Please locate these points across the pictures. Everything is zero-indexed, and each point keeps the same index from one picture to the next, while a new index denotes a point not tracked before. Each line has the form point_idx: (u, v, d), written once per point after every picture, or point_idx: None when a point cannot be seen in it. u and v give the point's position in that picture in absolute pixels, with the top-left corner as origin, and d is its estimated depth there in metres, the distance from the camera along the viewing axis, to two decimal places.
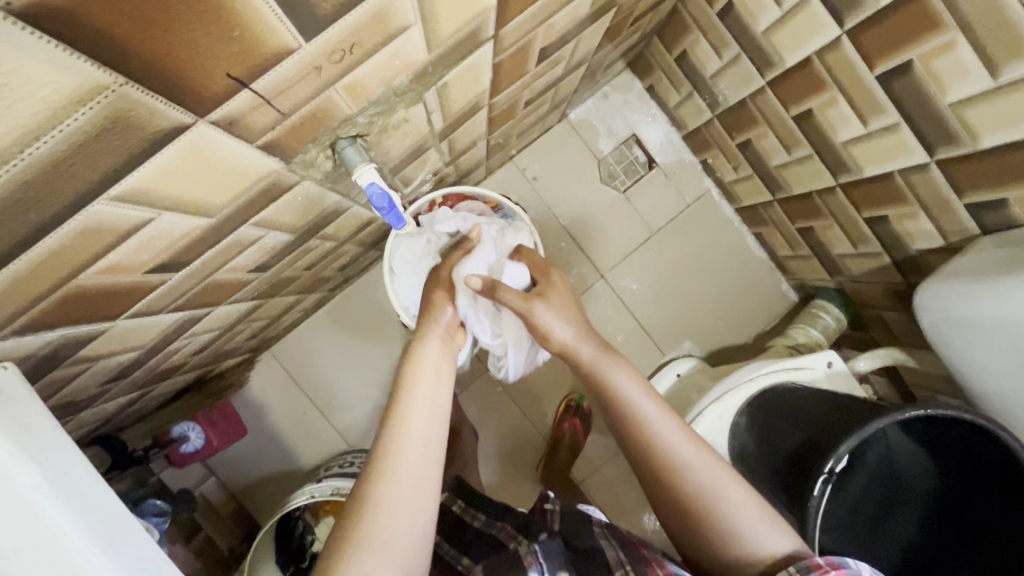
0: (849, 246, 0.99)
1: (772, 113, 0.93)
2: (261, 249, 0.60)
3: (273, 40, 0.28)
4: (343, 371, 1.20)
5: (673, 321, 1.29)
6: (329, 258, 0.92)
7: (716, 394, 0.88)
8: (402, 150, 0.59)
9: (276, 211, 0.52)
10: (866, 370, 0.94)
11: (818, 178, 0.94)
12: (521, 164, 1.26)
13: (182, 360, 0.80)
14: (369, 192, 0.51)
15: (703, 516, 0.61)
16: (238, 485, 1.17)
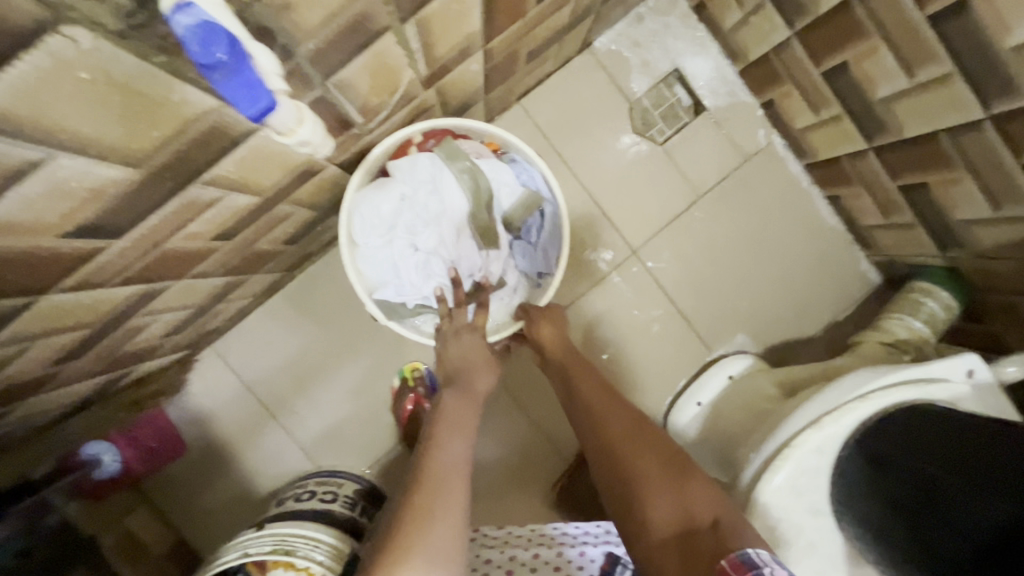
0: (988, 209, 0.72)
1: (894, 16, 0.65)
2: (78, 200, 0.33)
3: None
4: (307, 372, 0.96)
5: (723, 309, 1.02)
6: (265, 227, 0.64)
7: (811, 416, 0.62)
8: (321, 13, 0.33)
9: (46, 105, 0.25)
10: (1012, 378, 0.67)
11: (954, 111, 0.67)
12: (531, 109, 0.98)
13: (37, 374, 0.54)
14: (185, 31, 0.24)
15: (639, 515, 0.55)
16: (177, 515, 0.94)
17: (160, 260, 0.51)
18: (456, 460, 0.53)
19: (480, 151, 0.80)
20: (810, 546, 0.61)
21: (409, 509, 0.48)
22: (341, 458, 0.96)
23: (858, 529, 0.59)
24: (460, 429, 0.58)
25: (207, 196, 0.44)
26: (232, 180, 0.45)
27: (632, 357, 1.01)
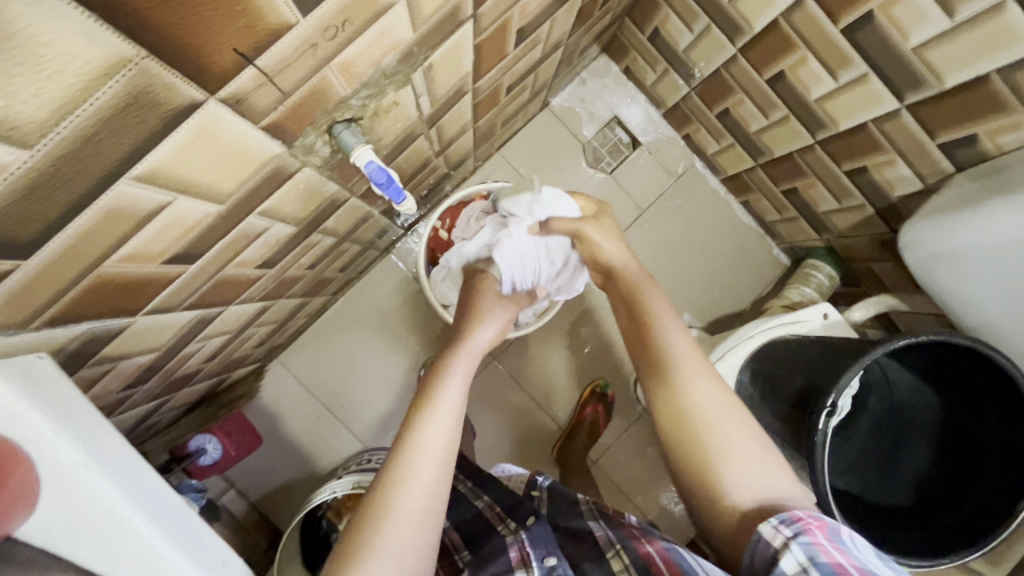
0: (834, 202, 1.02)
1: (747, 80, 0.96)
2: (266, 244, 0.59)
3: (273, 15, 0.30)
4: (352, 372, 1.22)
5: (671, 294, 1.31)
6: (331, 257, 0.89)
7: (718, 354, 0.91)
8: (393, 137, 0.61)
9: (279, 200, 0.52)
10: (862, 319, 0.95)
11: (797, 138, 0.97)
12: (508, 155, 1.29)
13: (195, 367, 0.80)
14: (370, 173, 0.52)
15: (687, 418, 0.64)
16: (259, 495, 1.19)
17: (278, 282, 0.77)
18: (429, 470, 0.58)
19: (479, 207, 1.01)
20: None
21: (377, 495, 0.56)
22: (384, 439, 1.22)
23: None
24: (443, 404, 0.62)
25: (315, 238, 0.72)
26: (328, 227, 0.73)
27: (605, 337, 1.29)
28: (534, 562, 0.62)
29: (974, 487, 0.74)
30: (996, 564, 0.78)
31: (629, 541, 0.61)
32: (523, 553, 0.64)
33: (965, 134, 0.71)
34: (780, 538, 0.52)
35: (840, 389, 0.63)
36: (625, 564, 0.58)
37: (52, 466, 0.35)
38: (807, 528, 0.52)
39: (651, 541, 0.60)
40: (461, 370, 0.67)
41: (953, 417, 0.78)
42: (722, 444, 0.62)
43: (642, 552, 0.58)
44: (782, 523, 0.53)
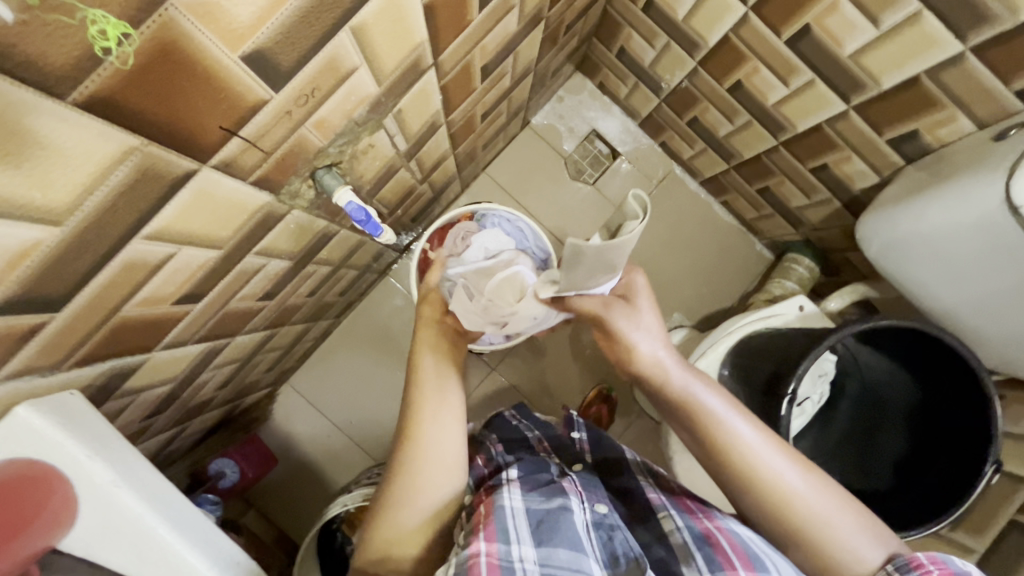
0: (804, 198, 1.06)
1: (709, 89, 1.01)
2: (266, 277, 0.65)
3: (251, 95, 0.36)
4: (358, 391, 1.28)
5: (661, 295, 1.35)
6: (329, 283, 0.95)
7: (700, 351, 0.94)
8: (373, 173, 0.67)
9: (273, 239, 0.58)
10: (838, 309, 0.99)
11: (761, 140, 1.01)
12: (494, 174, 1.35)
13: (208, 395, 0.86)
14: (351, 211, 0.58)
15: (763, 484, 0.59)
16: (277, 514, 1.24)
17: (279, 311, 0.83)
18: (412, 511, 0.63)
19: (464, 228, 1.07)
20: None
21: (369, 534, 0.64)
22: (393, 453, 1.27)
23: None
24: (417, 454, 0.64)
25: (310, 268, 0.78)
26: (322, 257, 0.79)
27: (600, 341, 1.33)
28: (587, 501, 0.62)
29: (938, 461, 0.77)
30: (980, 535, 0.81)
31: (683, 509, 0.63)
32: (578, 489, 0.63)
33: (908, 129, 0.76)
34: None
35: (799, 376, 0.73)
36: (677, 523, 0.61)
37: (87, 486, 0.42)
38: (922, 572, 0.52)
39: (708, 516, 0.61)
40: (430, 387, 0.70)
41: (926, 399, 0.80)
42: (828, 526, 0.57)
43: (699, 525, 0.60)
44: (897, 568, 0.55)
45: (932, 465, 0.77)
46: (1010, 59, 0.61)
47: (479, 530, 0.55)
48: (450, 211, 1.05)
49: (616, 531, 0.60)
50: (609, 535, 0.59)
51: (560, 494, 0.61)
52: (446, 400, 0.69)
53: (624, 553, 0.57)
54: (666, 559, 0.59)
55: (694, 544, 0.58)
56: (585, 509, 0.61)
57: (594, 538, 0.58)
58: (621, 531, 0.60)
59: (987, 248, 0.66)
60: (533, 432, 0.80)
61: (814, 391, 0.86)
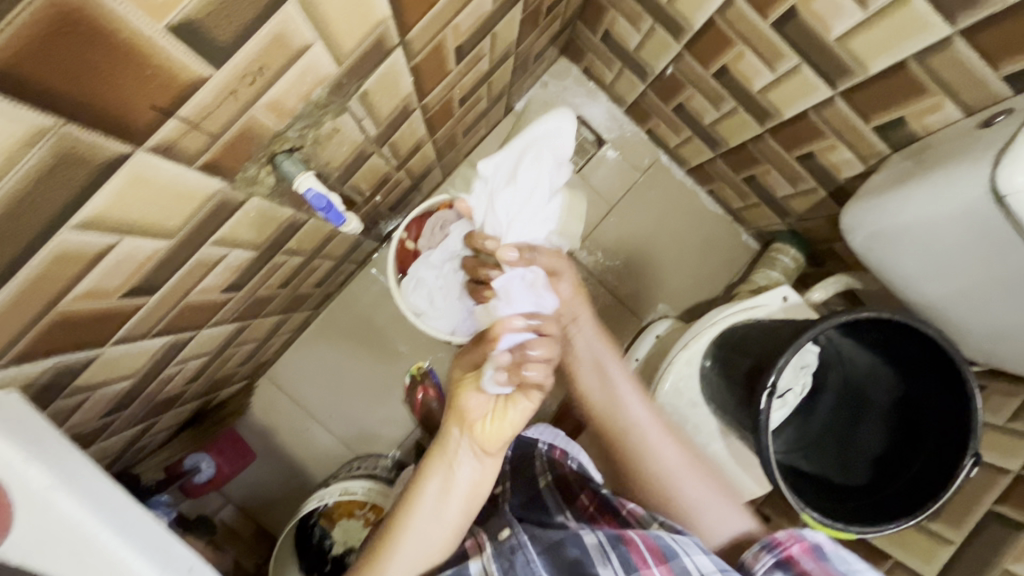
0: (790, 187, 1.04)
1: (694, 75, 0.98)
2: (228, 268, 0.62)
3: (184, 72, 0.33)
4: (339, 384, 1.25)
5: (646, 285, 1.33)
6: (302, 274, 0.92)
7: (682, 343, 0.95)
8: (341, 159, 0.64)
9: (232, 228, 0.55)
10: (822, 300, 0.98)
11: (747, 128, 0.99)
12: (476, 161, 1.32)
13: (177, 390, 0.84)
14: (313, 199, 0.55)
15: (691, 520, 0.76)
16: (256, 508, 1.22)
17: (249, 303, 0.80)
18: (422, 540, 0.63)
19: (443, 218, 1.04)
20: (696, 428, 0.94)
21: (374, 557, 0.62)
22: (372, 446, 1.25)
23: (713, 407, 0.90)
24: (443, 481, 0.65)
25: (279, 259, 0.75)
26: (292, 247, 0.76)
27: None
28: (489, 543, 0.68)
29: (919, 457, 0.76)
30: (959, 526, 0.81)
31: (595, 526, 0.70)
32: (478, 544, 0.69)
33: (895, 116, 0.74)
34: (762, 564, 0.62)
35: (778, 369, 0.71)
36: (597, 535, 0.66)
37: (24, 492, 0.39)
38: (790, 557, 0.61)
39: (626, 530, 0.67)
40: (434, 485, 0.65)
41: (908, 395, 0.79)
42: (677, 481, 0.77)
43: (616, 529, 0.67)
44: (764, 548, 0.63)
45: (911, 461, 0.77)
46: (999, 43, 0.59)
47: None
48: (430, 199, 1.02)
49: (527, 557, 0.63)
50: (515, 559, 0.65)
51: (458, 560, 0.66)
52: (450, 500, 0.65)
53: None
54: (581, 559, 0.64)
55: (607, 546, 0.64)
56: (488, 555, 0.66)
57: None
58: (524, 551, 0.65)
59: (971, 240, 0.65)
60: None
61: (796, 382, 0.85)
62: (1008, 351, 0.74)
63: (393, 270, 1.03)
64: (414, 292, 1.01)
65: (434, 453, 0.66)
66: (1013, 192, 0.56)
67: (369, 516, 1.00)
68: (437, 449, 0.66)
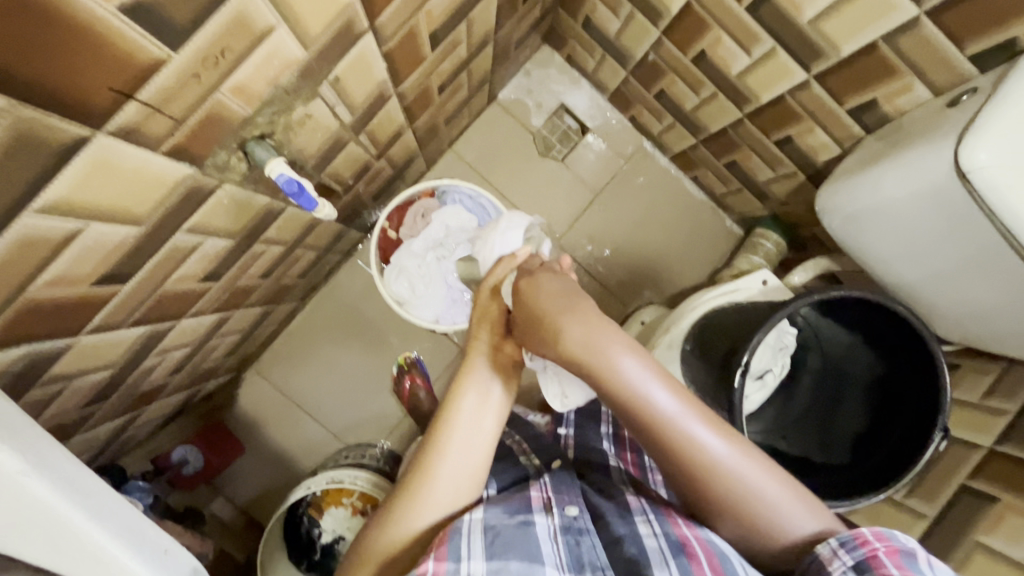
0: (770, 171, 1.05)
1: (673, 61, 0.98)
2: (204, 257, 0.62)
3: (141, 54, 0.33)
4: (326, 375, 1.26)
5: (632, 272, 1.34)
6: (284, 264, 0.92)
7: (663, 327, 0.96)
8: (316, 146, 0.64)
9: (206, 216, 0.55)
10: (801, 283, 0.99)
11: (726, 113, 1.00)
12: (461, 151, 1.32)
13: (159, 381, 0.83)
14: (284, 185, 0.55)
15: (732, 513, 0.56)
16: (245, 500, 1.23)
17: (229, 293, 0.80)
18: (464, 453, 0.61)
19: (425, 206, 1.04)
20: None
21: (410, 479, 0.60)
22: (361, 436, 1.26)
23: None
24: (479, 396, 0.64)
25: (258, 248, 0.75)
26: (271, 236, 0.76)
27: None
28: (555, 508, 0.62)
29: (894, 433, 0.78)
30: (932, 501, 0.83)
31: (663, 512, 0.62)
32: (545, 498, 0.63)
33: (867, 99, 0.75)
34: (839, 563, 0.50)
35: (751, 349, 0.72)
36: (654, 530, 0.59)
37: None
38: (873, 557, 0.48)
39: (686, 523, 0.60)
40: (471, 399, 0.63)
41: (884, 374, 0.81)
42: (749, 479, 0.55)
43: (677, 532, 0.58)
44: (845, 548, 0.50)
45: (886, 437, 0.79)
46: (965, 23, 0.60)
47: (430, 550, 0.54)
48: (413, 188, 1.02)
49: (585, 535, 0.60)
50: (577, 539, 0.59)
51: (524, 509, 0.61)
52: (483, 413, 0.63)
53: (591, 562, 0.58)
54: (638, 559, 0.56)
55: (668, 551, 0.56)
56: (551, 518, 0.60)
57: (559, 546, 0.58)
58: (589, 536, 0.60)
59: (940, 219, 0.66)
60: (513, 435, 0.84)
61: (775, 363, 0.86)
62: (982, 330, 0.75)
63: (375, 260, 1.03)
64: (397, 279, 1.01)
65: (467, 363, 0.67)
66: (976, 169, 0.58)
67: (357, 503, 1.00)
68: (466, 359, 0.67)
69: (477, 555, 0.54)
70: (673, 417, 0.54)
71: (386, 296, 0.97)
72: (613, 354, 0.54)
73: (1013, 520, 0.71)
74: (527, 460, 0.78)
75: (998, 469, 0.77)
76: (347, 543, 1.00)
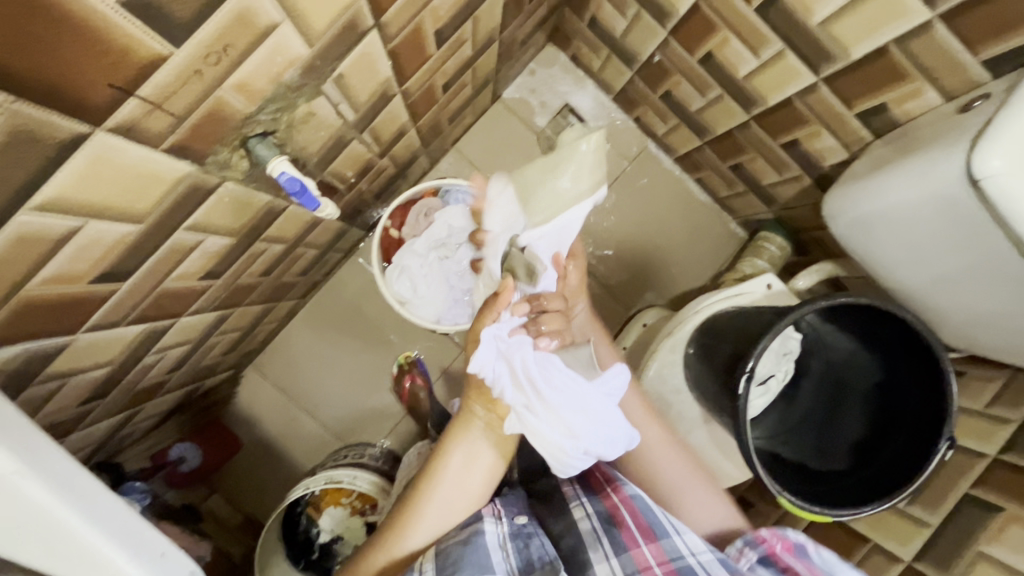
0: (776, 174, 1.04)
1: (680, 62, 0.97)
2: (204, 255, 0.61)
3: (141, 48, 0.32)
4: (325, 373, 1.25)
5: (634, 274, 1.33)
6: (285, 263, 0.91)
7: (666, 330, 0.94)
8: (319, 144, 0.63)
9: (207, 214, 0.54)
10: (806, 287, 0.98)
11: (733, 115, 0.99)
12: (464, 149, 1.31)
13: (158, 379, 0.83)
14: (287, 184, 0.54)
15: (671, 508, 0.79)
16: (243, 497, 1.23)
17: (229, 290, 0.79)
18: (439, 507, 0.68)
19: (428, 205, 1.03)
20: (679, 415, 0.95)
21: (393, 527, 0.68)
22: (360, 435, 1.25)
23: (695, 394, 0.91)
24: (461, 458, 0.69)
25: (259, 246, 0.74)
26: (272, 234, 0.75)
27: None
28: (504, 517, 0.70)
29: (897, 441, 0.77)
30: (935, 510, 0.82)
31: (593, 493, 0.74)
32: (495, 509, 0.72)
33: (877, 103, 0.74)
34: (744, 558, 0.69)
35: (756, 354, 0.71)
36: (587, 512, 0.72)
37: None
38: (770, 552, 0.68)
39: (613, 489, 0.73)
40: (456, 461, 0.69)
41: (887, 380, 0.80)
42: (669, 485, 0.79)
43: (608, 503, 0.72)
44: (748, 544, 0.69)
45: (889, 445, 0.78)
46: (978, 27, 0.59)
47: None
48: (415, 186, 1.01)
49: (532, 536, 0.70)
50: (527, 540, 0.69)
51: (476, 520, 0.69)
52: (464, 474, 0.69)
53: (540, 557, 0.67)
54: (578, 546, 0.70)
55: (601, 531, 0.70)
56: (502, 524, 0.69)
57: (510, 549, 0.67)
58: (537, 537, 0.70)
59: (948, 226, 0.65)
60: None
61: (778, 368, 0.85)
62: (987, 338, 0.74)
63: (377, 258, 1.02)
64: (398, 278, 1.00)
65: (460, 419, 0.71)
66: (989, 176, 0.57)
67: (355, 504, 1.00)
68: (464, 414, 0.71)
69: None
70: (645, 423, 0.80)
71: (387, 295, 0.96)
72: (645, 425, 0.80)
73: (1017, 531, 0.71)
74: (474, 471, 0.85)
75: (1001, 478, 0.77)
76: (345, 543, 1.00)
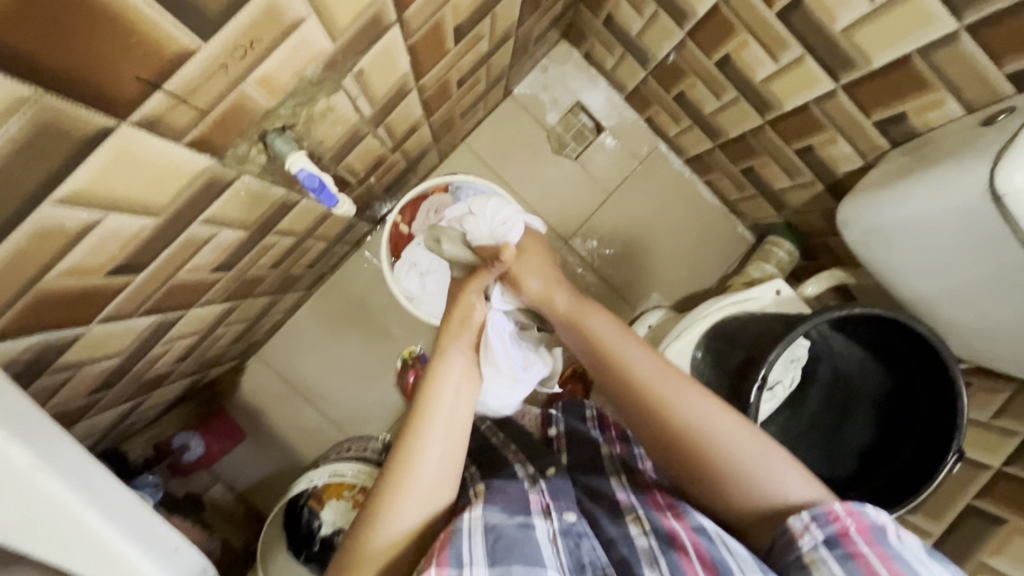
0: (788, 179, 1.03)
1: (696, 63, 0.96)
2: (217, 248, 0.61)
3: (170, 42, 0.32)
4: (329, 366, 1.25)
5: (640, 274, 1.33)
6: (294, 255, 0.91)
7: (675, 333, 0.94)
8: (335, 139, 0.63)
9: (222, 207, 0.54)
10: (814, 294, 0.98)
11: (747, 118, 0.98)
12: (473, 145, 1.30)
13: (165, 369, 0.83)
14: (304, 179, 0.54)
15: (729, 491, 0.61)
16: (244, 487, 1.23)
17: (238, 282, 0.78)
18: (438, 448, 0.62)
19: (438, 201, 1.03)
20: None
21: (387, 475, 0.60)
22: (362, 428, 1.26)
23: None
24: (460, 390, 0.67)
25: (270, 239, 0.74)
26: (284, 227, 0.74)
27: None
28: (554, 512, 0.63)
29: (903, 451, 0.78)
30: (938, 520, 0.83)
31: (652, 508, 0.63)
32: (543, 502, 0.64)
33: (896, 112, 0.74)
34: (811, 539, 0.52)
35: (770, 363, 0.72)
36: (644, 528, 0.60)
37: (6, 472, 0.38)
38: (844, 535, 0.51)
39: (675, 514, 0.61)
40: (449, 392, 0.66)
41: (894, 389, 0.81)
42: (716, 438, 0.62)
43: (665, 524, 0.59)
44: (815, 520, 0.53)
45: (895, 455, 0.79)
46: (1005, 40, 0.59)
47: (432, 554, 0.53)
48: (426, 181, 1.00)
49: (583, 538, 0.61)
50: (577, 542, 0.60)
51: (524, 511, 0.61)
52: (455, 408, 0.65)
53: (591, 562, 0.59)
54: (629, 559, 0.58)
55: (659, 549, 0.57)
56: (551, 519, 0.62)
57: (561, 547, 0.59)
58: (589, 539, 0.61)
59: (966, 240, 0.65)
60: (507, 444, 0.81)
61: (786, 376, 0.86)
62: (996, 350, 0.75)
63: (386, 254, 1.02)
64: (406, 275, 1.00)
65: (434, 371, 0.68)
66: (1012, 192, 0.57)
67: (358, 497, 1.00)
68: (439, 358, 0.70)
69: (481, 557, 0.54)
70: (654, 378, 0.66)
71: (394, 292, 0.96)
72: (624, 353, 0.69)
73: (1020, 543, 0.71)
74: (520, 467, 0.74)
75: (1005, 491, 0.77)
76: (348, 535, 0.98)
